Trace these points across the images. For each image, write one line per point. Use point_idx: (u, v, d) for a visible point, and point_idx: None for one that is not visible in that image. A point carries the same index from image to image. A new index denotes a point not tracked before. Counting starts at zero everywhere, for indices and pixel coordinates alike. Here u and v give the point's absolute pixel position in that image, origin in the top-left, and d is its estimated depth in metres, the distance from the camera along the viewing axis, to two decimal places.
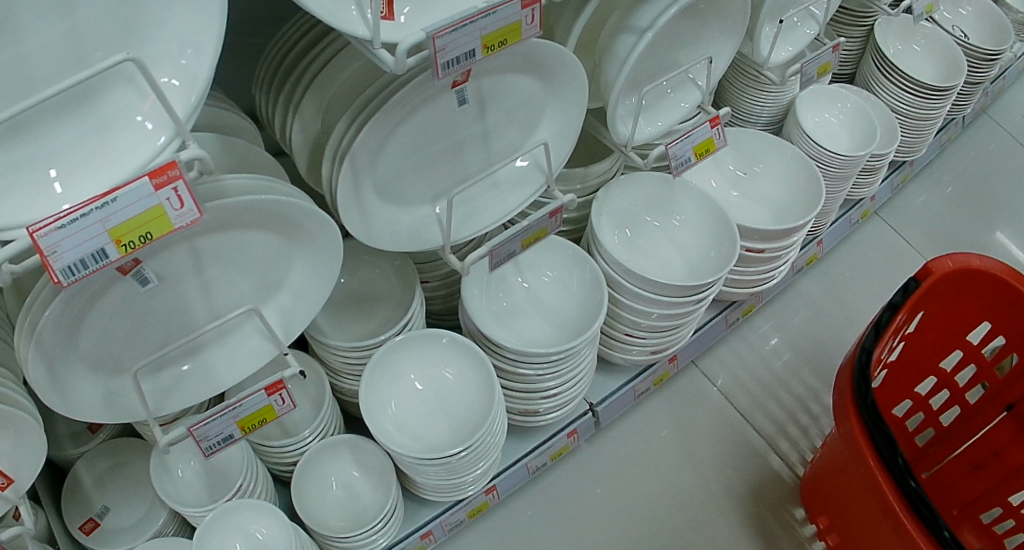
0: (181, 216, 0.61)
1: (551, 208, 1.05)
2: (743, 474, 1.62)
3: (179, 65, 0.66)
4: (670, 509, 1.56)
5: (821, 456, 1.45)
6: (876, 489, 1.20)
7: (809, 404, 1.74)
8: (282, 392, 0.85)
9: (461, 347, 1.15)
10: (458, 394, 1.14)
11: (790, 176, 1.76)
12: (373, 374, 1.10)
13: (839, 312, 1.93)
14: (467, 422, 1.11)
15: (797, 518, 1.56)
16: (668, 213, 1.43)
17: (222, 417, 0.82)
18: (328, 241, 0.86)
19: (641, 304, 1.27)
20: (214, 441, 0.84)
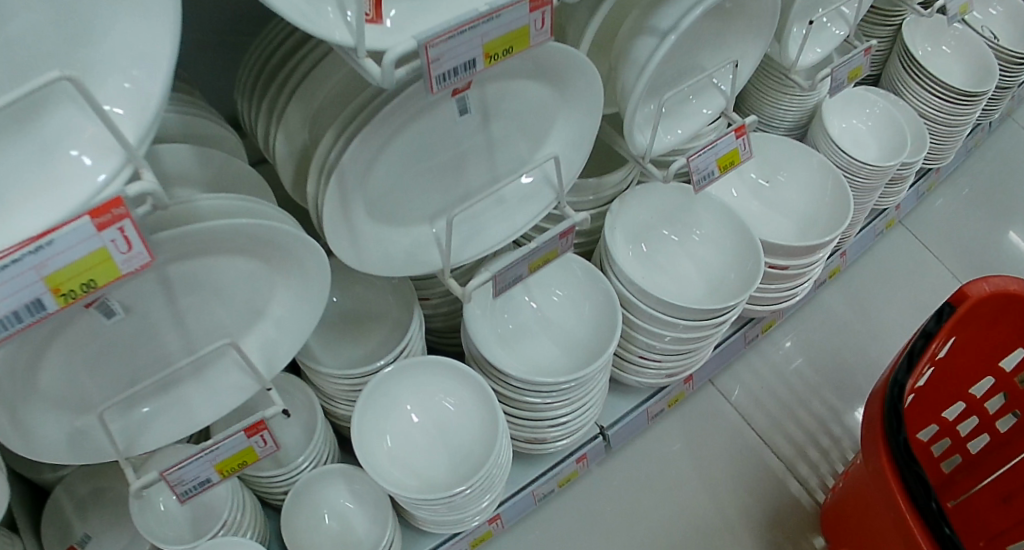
0: (128, 259, 0.54)
1: (562, 228, 0.96)
2: (759, 499, 1.52)
3: (127, 82, 0.59)
4: (683, 538, 1.47)
5: (846, 493, 1.34)
6: (907, 536, 1.09)
7: (830, 425, 1.65)
8: (265, 432, 0.77)
9: (462, 374, 1.07)
10: (460, 426, 1.06)
11: (815, 187, 1.66)
12: (366, 404, 1.01)
13: (862, 327, 1.83)
14: (470, 457, 1.03)
15: (816, 547, 1.46)
16: (687, 227, 1.35)
17: (199, 460, 0.75)
18: (316, 266, 0.77)
19: (653, 327, 1.19)
20: (189, 485, 0.75)
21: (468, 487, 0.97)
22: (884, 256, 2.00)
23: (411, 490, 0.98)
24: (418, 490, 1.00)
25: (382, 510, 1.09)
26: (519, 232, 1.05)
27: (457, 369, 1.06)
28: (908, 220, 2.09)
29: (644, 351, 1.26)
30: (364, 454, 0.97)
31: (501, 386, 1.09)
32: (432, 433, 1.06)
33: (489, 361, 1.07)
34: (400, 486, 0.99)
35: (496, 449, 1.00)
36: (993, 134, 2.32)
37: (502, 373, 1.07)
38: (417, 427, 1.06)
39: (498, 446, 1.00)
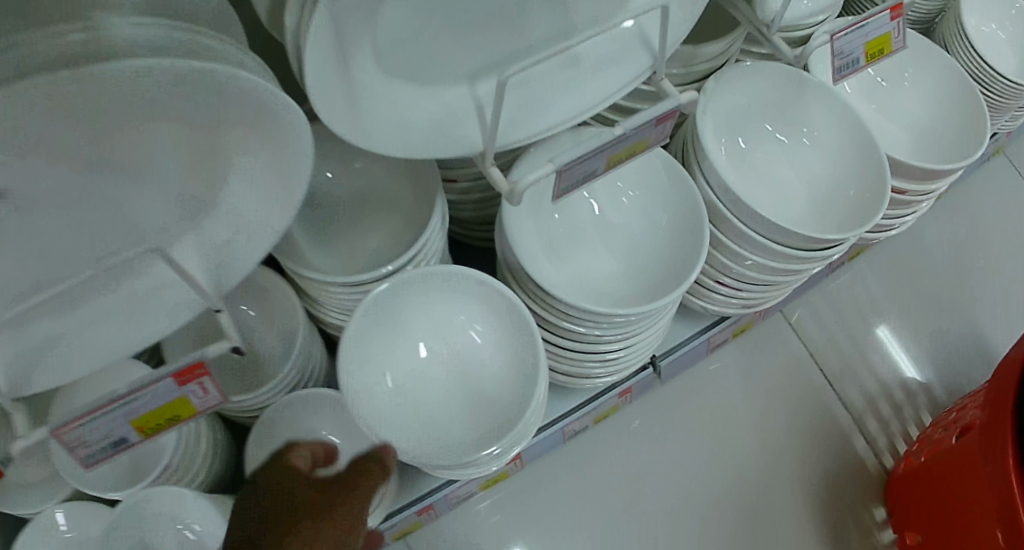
0: None
1: (661, 110, 0.67)
2: (820, 454, 1.28)
3: None
4: (724, 492, 1.23)
5: (940, 483, 1.14)
6: None
7: (908, 375, 1.37)
8: (202, 379, 0.58)
9: (491, 299, 0.80)
10: (486, 366, 0.82)
11: (940, 95, 1.32)
12: (362, 329, 0.77)
13: (968, 262, 1.51)
14: (497, 407, 0.79)
15: (876, 520, 1.25)
16: (794, 125, 1.05)
17: (107, 419, 0.56)
18: (293, 129, 0.54)
19: (743, 248, 0.89)
20: (97, 447, 0.58)
21: (494, 450, 0.74)
22: (1003, 180, 1.62)
23: (419, 448, 0.75)
24: (429, 446, 0.76)
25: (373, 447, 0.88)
26: (593, 111, 0.74)
27: (484, 292, 0.80)
28: None
29: (722, 275, 0.94)
30: (356, 397, 0.73)
31: (539, 310, 0.80)
32: (450, 371, 0.83)
33: (528, 280, 0.79)
34: (406, 440, 0.76)
35: (533, 402, 0.75)
36: None
37: (545, 298, 0.79)
38: (431, 361, 0.83)
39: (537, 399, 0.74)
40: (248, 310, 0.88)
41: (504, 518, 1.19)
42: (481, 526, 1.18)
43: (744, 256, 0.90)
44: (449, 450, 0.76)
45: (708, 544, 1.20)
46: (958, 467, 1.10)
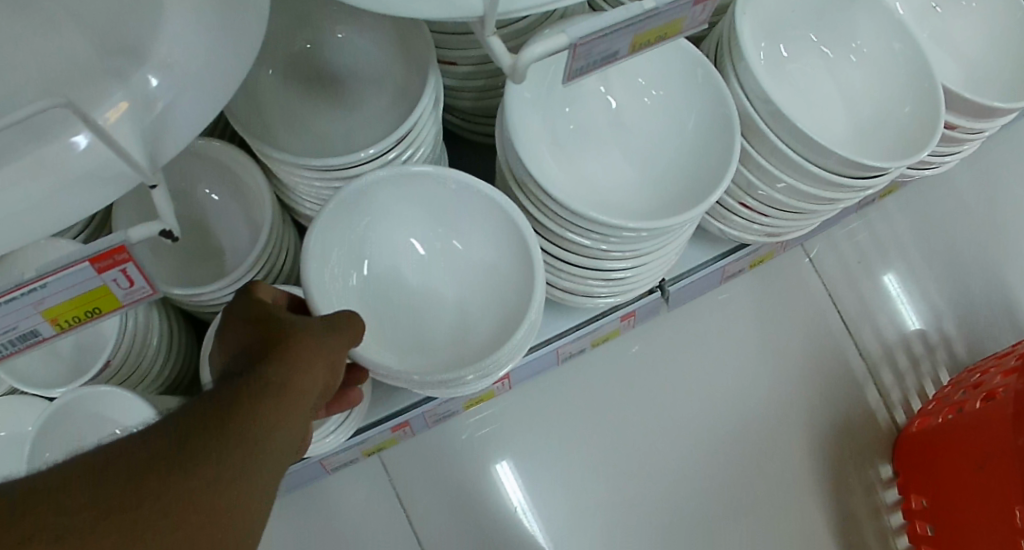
0: None
1: None
2: (829, 404, 1.20)
3: None
4: (724, 435, 1.16)
5: (961, 445, 1.06)
6: None
7: (930, 326, 1.29)
8: (129, 267, 0.49)
9: (483, 204, 0.71)
10: (479, 281, 0.73)
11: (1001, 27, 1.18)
12: (336, 228, 0.68)
13: (1000, 212, 1.40)
14: (487, 326, 0.70)
15: (881, 477, 1.18)
16: (841, 37, 0.93)
17: (11, 306, 0.47)
18: None
19: (777, 166, 0.78)
20: (4, 338, 0.50)
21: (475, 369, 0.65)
22: None
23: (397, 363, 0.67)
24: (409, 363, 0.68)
25: None
26: None
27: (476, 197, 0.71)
28: None
29: (746, 195, 0.84)
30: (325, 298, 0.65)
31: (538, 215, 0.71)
32: (440, 287, 0.74)
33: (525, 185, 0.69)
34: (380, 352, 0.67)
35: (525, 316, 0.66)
36: None
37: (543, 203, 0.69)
38: (419, 274, 0.74)
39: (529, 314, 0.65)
40: (213, 195, 0.81)
41: (490, 445, 1.11)
42: (462, 449, 1.11)
43: (776, 178, 0.79)
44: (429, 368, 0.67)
45: (705, 488, 1.13)
46: (987, 432, 1.01)
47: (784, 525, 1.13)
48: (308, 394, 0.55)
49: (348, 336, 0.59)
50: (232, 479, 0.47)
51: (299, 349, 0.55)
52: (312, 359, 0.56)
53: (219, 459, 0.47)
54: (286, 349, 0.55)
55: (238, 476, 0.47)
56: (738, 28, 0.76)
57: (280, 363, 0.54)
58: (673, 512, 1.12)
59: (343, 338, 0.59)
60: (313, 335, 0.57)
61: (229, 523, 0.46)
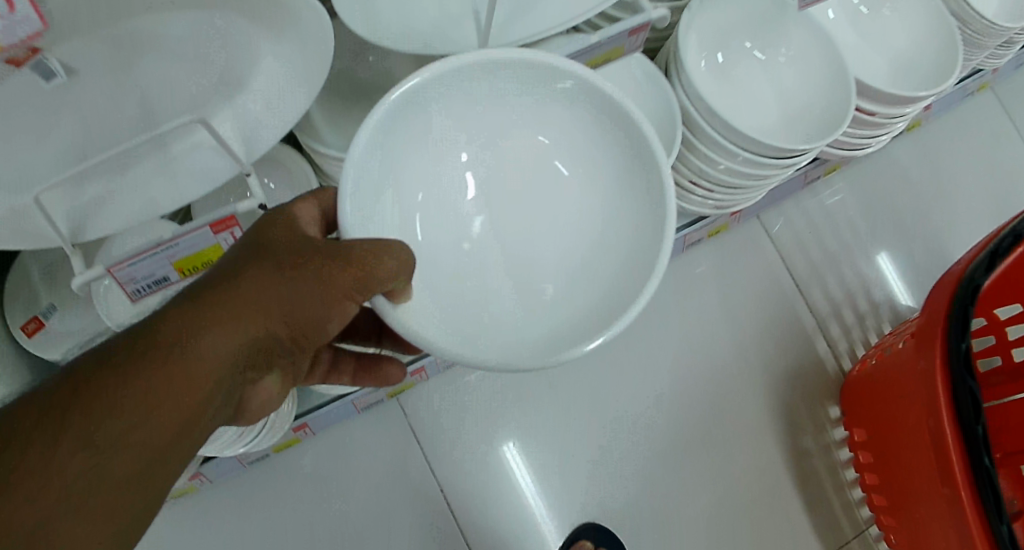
0: (14, 23, 0.54)
1: (633, 23, 0.76)
2: (785, 355, 1.41)
3: None
4: (694, 383, 1.36)
5: (884, 378, 1.23)
6: (941, 455, 1.00)
7: (872, 287, 1.49)
8: (233, 230, 0.71)
9: (570, 115, 0.73)
10: (569, 227, 0.73)
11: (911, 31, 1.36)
12: (379, 154, 0.67)
13: (932, 188, 1.60)
14: (588, 295, 0.69)
15: (830, 417, 1.38)
16: (772, 43, 1.14)
17: (153, 258, 0.68)
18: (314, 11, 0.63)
19: (715, 151, 0.99)
20: (142, 285, 0.70)
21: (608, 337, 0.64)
22: (977, 120, 1.68)
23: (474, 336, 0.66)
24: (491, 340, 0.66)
25: None
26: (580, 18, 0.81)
27: (556, 104, 0.72)
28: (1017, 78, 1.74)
29: (698, 177, 1.04)
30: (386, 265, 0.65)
31: (621, 150, 0.71)
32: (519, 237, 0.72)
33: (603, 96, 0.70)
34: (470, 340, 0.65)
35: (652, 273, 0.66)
36: None
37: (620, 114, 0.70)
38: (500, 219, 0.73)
39: (658, 276, 0.65)
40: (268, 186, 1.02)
41: (494, 390, 1.30)
42: (472, 402, 1.29)
43: (715, 162, 1.00)
44: (529, 346, 0.66)
45: (680, 428, 1.33)
46: (900, 362, 1.19)
47: (747, 455, 1.34)
48: (290, 307, 0.61)
49: (376, 263, 0.60)
50: (170, 367, 0.57)
51: (309, 272, 0.61)
52: (325, 277, 0.61)
53: (165, 353, 0.57)
54: (294, 273, 0.61)
55: (174, 363, 0.57)
56: (680, 44, 0.96)
57: (271, 276, 0.61)
58: (652, 447, 1.32)
59: (380, 258, 0.60)
60: (330, 258, 0.61)
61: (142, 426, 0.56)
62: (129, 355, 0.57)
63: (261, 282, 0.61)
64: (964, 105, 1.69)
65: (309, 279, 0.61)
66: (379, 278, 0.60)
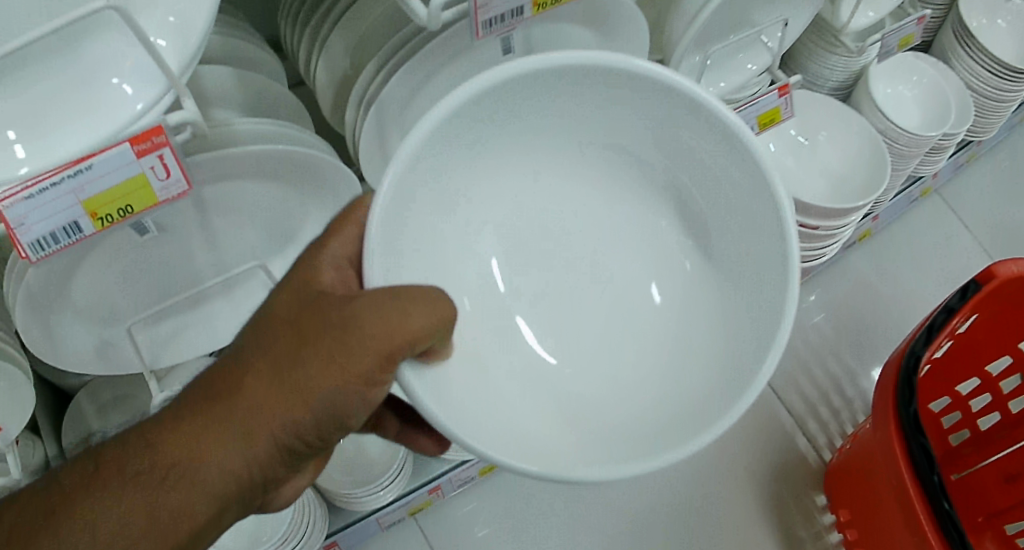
0: (166, 187, 0.57)
1: None
2: (766, 452, 1.52)
3: (166, 22, 0.58)
4: (684, 484, 1.48)
5: (850, 448, 1.34)
6: (907, 505, 1.11)
7: (845, 383, 1.61)
8: None
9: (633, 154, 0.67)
10: (639, 297, 0.69)
11: (857, 156, 1.49)
12: (407, 218, 0.60)
13: (890, 289, 1.74)
14: (698, 370, 0.63)
15: (817, 504, 1.48)
16: None
17: None
18: (344, 186, 0.80)
19: None
20: None
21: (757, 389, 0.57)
22: (925, 221, 1.85)
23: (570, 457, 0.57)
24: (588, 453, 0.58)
25: None
26: None
27: (630, 124, 0.64)
28: (959, 185, 1.92)
29: None
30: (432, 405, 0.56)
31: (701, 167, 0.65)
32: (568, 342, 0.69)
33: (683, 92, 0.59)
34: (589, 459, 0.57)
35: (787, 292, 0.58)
36: None
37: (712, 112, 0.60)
38: (556, 315, 0.69)
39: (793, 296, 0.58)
40: None
41: (496, 506, 1.44)
42: (483, 525, 1.43)
43: None
44: (656, 442, 0.58)
45: (673, 527, 1.44)
46: (863, 431, 1.30)
47: None
48: (302, 407, 0.54)
49: (404, 328, 0.52)
50: (175, 489, 0.55)
51: (330, 356, 0.54)
52: (342, 362, 0.54)
53: (163, 475, 0.55)
54: (307, 362, 0.54)
55: (175, 486, 0.55)
56: None
57: (279, 373, 0.55)
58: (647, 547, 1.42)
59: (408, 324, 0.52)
60: (348, 336, 0.53)
61: (127, 532, 0.54)
62: (128, 473, 0.55)
63: (271, 382, 0.55)
64: (912, 211, 1.86)
65: (324, 365, 0.54)
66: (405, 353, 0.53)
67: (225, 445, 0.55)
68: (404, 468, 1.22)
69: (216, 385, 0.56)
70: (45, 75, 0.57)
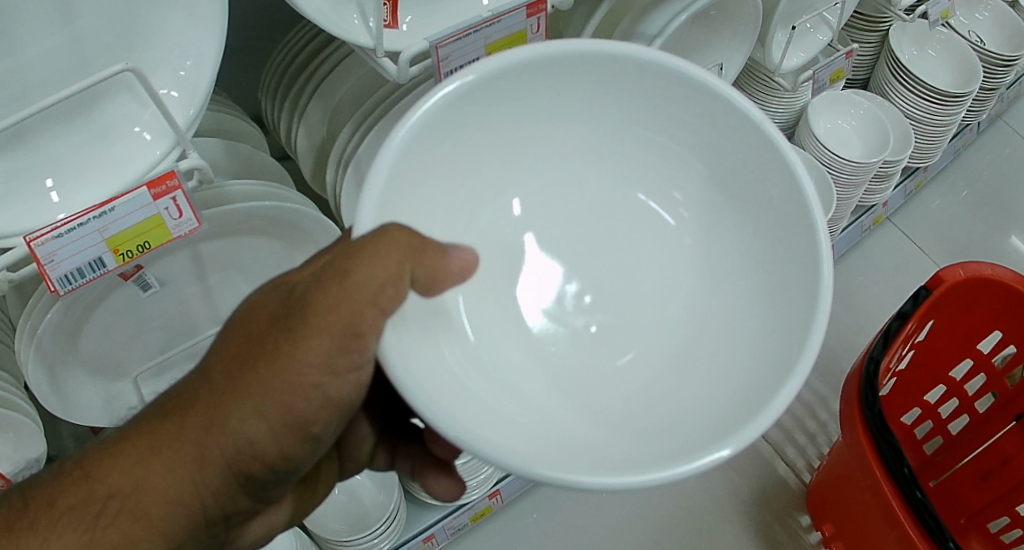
0: (180, 225, 0.64)
1: None
2: (749, 479, 1.57)
3: (178, 76, 0.66)
4: (671, 517, 1.52)
5: (827, 463, 1.40)
6: (884, 501, 1.18)
7: (820, 407, 1.67)
8: None
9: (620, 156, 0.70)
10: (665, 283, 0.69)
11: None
12: None
13: (853, 315, 1.82)
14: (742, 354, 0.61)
15: (802, 524, 1.52)
16: None
17: None
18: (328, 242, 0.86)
19: None
20: None
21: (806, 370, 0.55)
22: (878, 247, 1.96)
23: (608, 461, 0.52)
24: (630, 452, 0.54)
25: (388, 482, 1.23)
26: None
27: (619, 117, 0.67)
28: (905, 213, 2.03)
29: None
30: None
31: (682, 154, 0.68)
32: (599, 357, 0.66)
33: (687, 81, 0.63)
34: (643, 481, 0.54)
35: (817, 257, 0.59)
36: (983, 133, 2.23)
37: (693, 89, 0.64)
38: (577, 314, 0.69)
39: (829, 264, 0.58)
40: None
41: None
42: None
43: None
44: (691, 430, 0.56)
45: None
46: (836, 445, 1.37)
47: None
48: (251, 415, 0.58)
49: (362, 302, 0.53)
50: (115, 518, 0.57)
51: (280, 347, 0.56)
52: (311, 331, 0.55)
53: (104, 500, 0.57)
54: (253, 364, 0.57)
55: (119, 515, 0.57)
56: None
57: (226, 381, 0.58)
58: None
59: (368, 298, 0.53)
60: (300, 320, 0.55)
61: (109, 531, 0.57)
62: (63, 506, 0.57)
63: (217, 394, 0.59)
64: (865, 240, 1.97)
65: (273, 359, 0.57)
66: (371, 344, 0.54)
67: (169, 469, 0.59)
68: (396, 515, 1.22)
69: (167, 410, 0.61)
70: (71, 131, 0.66)
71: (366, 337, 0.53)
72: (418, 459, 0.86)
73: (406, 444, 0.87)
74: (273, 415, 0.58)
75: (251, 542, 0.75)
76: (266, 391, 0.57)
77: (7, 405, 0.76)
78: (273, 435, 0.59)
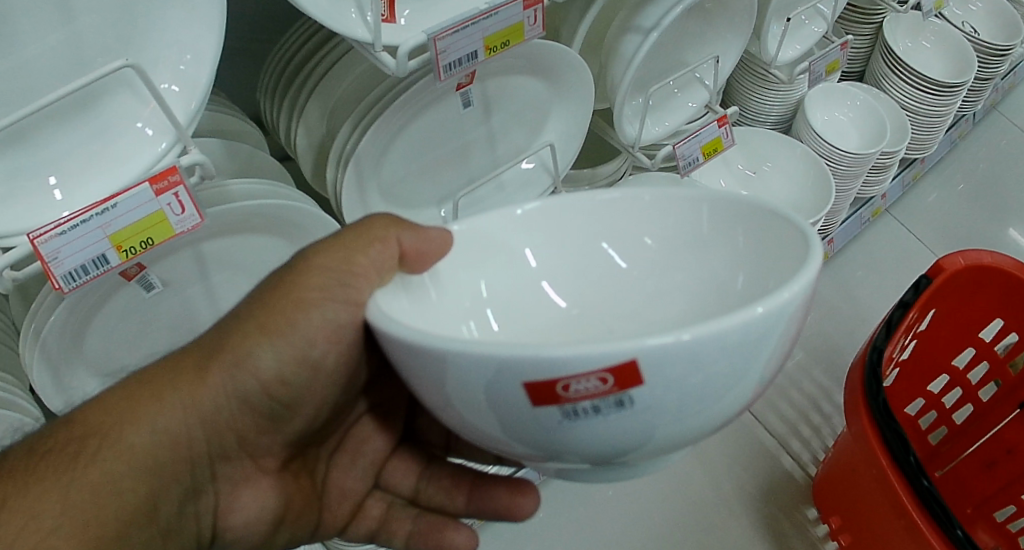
0: (182, 220, 0.64)
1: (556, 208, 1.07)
2: (755, 474, 1.56)
3: (178, 71, 0.66)
4: (677, 513, 1.52)
5: (832, 455, 1.40)
6: (890, 491, 1.17)
7: (823, 400, 1.67)
8: None
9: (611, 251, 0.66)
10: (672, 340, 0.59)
11: (801, 178, 1.56)
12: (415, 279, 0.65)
13: (853, 307, 1.82)
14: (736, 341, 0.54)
15: (809, 518, 1.52)
16: None
17: None
18: None
19: None
20: None
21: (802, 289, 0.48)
22: (877, 239, 1.96)
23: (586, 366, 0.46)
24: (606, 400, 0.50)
25: None
26: None
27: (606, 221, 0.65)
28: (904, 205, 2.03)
29: None
30: (413, 360, 0.51)
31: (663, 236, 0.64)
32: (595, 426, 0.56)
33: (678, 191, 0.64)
34: (624, 416, 0.49)
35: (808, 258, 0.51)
36: (978, 124, 2.24)
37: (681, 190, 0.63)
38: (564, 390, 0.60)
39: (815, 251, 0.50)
40: None
41: None
42: None
43: None
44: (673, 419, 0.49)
45: None
46: (840, 437, 1.37)
47: None
48: (254, 346, 0.65)
49: (356, 247, 0.63)
50: (101, 452, 0.59)
51: (284, 279, 0.65)
52: (311, 271, 0.64)
53: (94, 432, 0.60)
54: (257, 300, 0.65)
55: (104, 450, 0.60)
56: None
57: (234, 323, 0.66)
58: None
59: (363, 248, 0.63)
60: (300, 260, 0.65)
61: (96, 465, 0.59)
62: (47, 446, 0.59)
63: (223, 329, 0.67)
64: (864, 233, 1.97)
65: (280, 293, 0.65)
66: (363, 286, 0.62)
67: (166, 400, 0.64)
68: None
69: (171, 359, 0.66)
70: (71, 130, 0.66)
71: (358, 277, 0.62)
72: (421, 521, 0.85)
73: (400, 506, 0.86)
74: (272, 336, 0.65)
75: (241, 522, 0.73)
76: (276, 325, 0.65)
77: (11, 407, 0.76)
78: (273, 358, 0.66)
